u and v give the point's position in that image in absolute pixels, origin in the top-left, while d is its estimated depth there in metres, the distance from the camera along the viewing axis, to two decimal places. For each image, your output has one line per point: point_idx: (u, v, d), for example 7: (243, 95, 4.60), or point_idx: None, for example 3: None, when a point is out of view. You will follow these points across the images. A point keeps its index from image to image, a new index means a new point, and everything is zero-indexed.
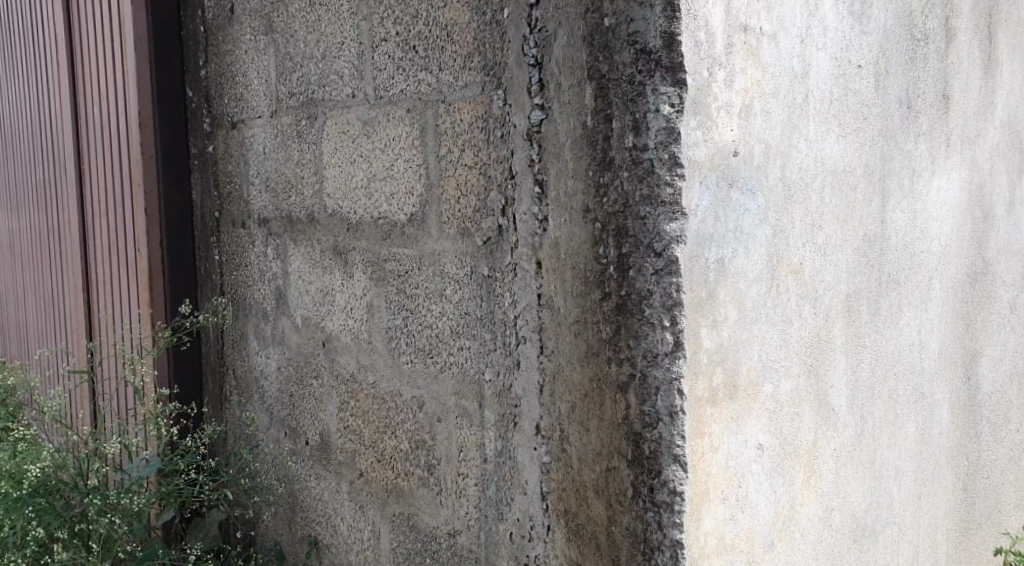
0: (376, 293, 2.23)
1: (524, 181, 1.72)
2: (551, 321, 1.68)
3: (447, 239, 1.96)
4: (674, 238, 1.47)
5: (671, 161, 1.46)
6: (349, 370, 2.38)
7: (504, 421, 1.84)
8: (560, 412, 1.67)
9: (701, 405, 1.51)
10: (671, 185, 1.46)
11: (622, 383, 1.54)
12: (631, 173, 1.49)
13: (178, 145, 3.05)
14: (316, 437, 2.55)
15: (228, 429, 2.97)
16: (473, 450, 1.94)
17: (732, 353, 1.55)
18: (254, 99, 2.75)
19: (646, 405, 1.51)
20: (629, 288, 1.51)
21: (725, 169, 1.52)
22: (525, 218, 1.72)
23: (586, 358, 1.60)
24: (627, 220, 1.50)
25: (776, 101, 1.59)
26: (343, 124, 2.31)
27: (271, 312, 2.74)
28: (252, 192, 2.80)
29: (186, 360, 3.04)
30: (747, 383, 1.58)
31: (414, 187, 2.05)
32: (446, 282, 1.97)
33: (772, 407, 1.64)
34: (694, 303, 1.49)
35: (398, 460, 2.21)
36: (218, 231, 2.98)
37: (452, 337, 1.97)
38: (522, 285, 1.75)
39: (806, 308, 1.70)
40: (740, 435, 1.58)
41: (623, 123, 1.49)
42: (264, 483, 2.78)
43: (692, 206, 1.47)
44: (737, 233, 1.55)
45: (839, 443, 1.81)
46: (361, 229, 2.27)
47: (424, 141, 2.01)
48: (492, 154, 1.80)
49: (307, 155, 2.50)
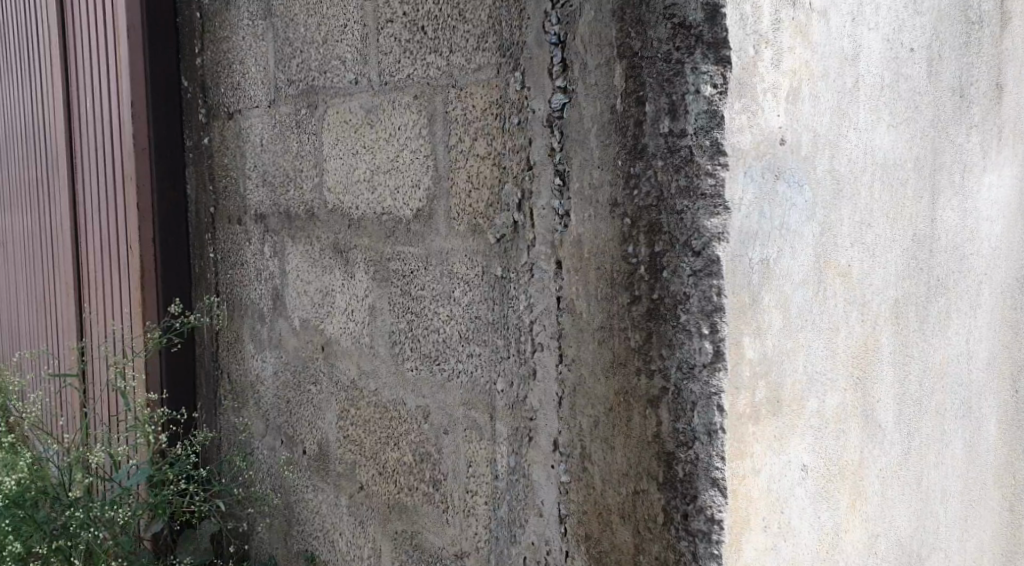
0: (378, 294, 2.07)
1: (544, 172, 1.56)
2: (572, 327, 1.53)
3: (456, 237, 1.80)
4: (714, 235, 1.31)
5: (711, 149, 1.30)
6: (349, 376, 2.22)
7: (517, 435, 1.68)
8: (581, 427, 1.52)
9: (742, 423, 1.35)
10: (712, 175, 1.30)
11: (652, 396, 1.39)
12: (666, 163, 1.34)
13: (173, 137, 2.90)
14: (314, 447, 2.39)
15: (222, 436, 2.81)
16: (483, 466, 1.78)
17: (776, 364, 1.40)
18: (251, 87, 2.60)
19: (680, 421, 1.35)
20: (662, 291, 1.36)
21: (771, 159, 1.36)
22: (544, 212, 1.57)
23: (613, 367, 1.45)
24: (661, 215, 1.35)
25: (826, 85, 1.43)
26: (345, 112, 2.15)
27: (267, 314, 2.59)
28: (248, 186, 2.64)
29: (181, 363, 2.88)
30: (791, 398, 1.43)
31: (421, 180, 1.89)
32: (455, 283, 1.81)
33: (816, 425, 1.48)
34: (736, 308, 1.33)
35: (401, 474, 2.05)
36: (214, 227, 2.83)
37: (460, 343, 1.81)
38: (539, 286, 1.59)
39: (854, 315, 1.55)
40: (783, 456, 1.42)
41: (658, 106, 1.34)
42: (257, 495, 2.62)
43: (735, 199, 1.32)
44: (783, 231, 1.39)
45: (885, 463, 1.65)
46: (364, 225, 2.11)
47: (432, 131, 1.85)
48: (507, 143, 1.65)
49: (307, 146, 2.34)
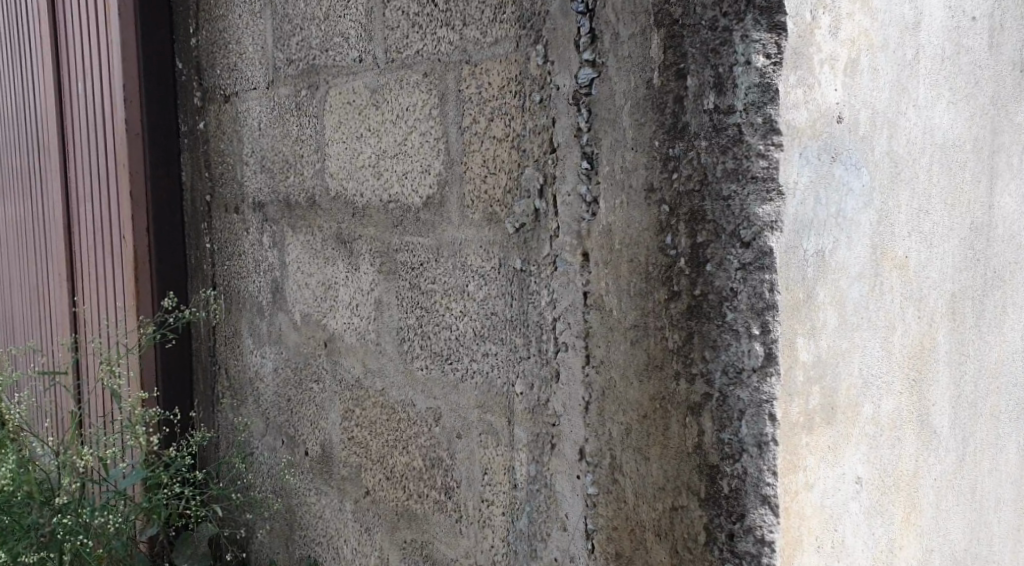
0: (385, 288, 1.93)
1: (568, 155, 1.42)
2: (600, 326, 1.39)
3: (470, 226, 1.66)
4: (766, 224, 1.17)
5: (763, 128, 1.16)
6: (353, 374, 2.08)
7: (538, 442, 1.54)
8: (611, 435, 1.39)
9: (795, 433, 1.21)
10: (764, 156, 1.16)
11: (693, 403, 1.25)
12: (711, 143, 1.20)
13: (167, 120, 2.75)
14: (317, 448, 2.25)
15: (220, 435, 2.68)
16: (500, 475, 1.64)
17: (831, 367, 1.26)
18: (248, 68, 2.45)
19: (725, 431, 1.22)
20: (705, 286, 1.22)
21: (828, 138, 1.22)
22: (569, 199, 1.43)
23: (648, 370, 1.31)
24: (704, 202, 1.21)
25: (886, 56, 1.29)
26: (348, 92, 2.00)
27: (266, 308, 2.45)
28: (245, 173, 2.50)
29: (176, 360, 2.75)
30: (846, 404, 1.29)
31: (431, 165, 1.75)
32: (469, 277, 1.67)
33: (872, 433, 1.34)
34: (789, 306, 1.19)
35: (410, 480, 1.91)
36: (210, 216, 2.69)
37: (475, 341, 1.68)
38: (563, 281, 1.45)
39: (910, 311, 1.41)
40: (837, 468, 1.28)
41: (701, 79, 1.20)
42: (256, 497, 2.49)
43: (790, 183, 1.17)
44: (840, 218, 1.25)
45: (940, 471, 1.51)
46: (369, 213, 1.97)
47: (443, 112, 1.71)
48: (527, 124, 1.50)
49: (307, 130, 2.20)
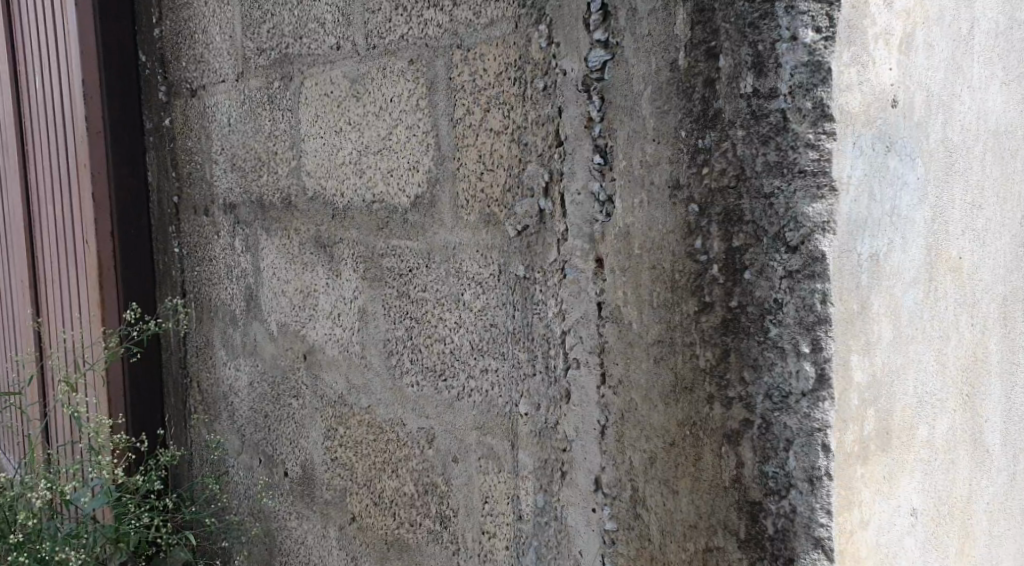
0: (370, 296, 1.76)
1: (577, 149, 1.26)
2: (617, 342, 1.23)
3: (465, 229, 1.49)
4: (817, 225, 1.02)
5: (813, 114, 1.01)
6: (336, 389, 1.90)
7: (546, 470, 1.37)
8: (632, 464, 1.23)
9: (849, 465, 1.06)
10: (814, 147, 1.01)
11: (730, 431, 1.10)
12: (750, 132, 1.04)
13: (130, 118, 2.57)
14: (297, 469, 2.07)
15: (193, 453, 2.50)
16: (502, 505, 1.47)
17: (885, 386, 1.11)
18: (214, 59, 2.27)
19: (769, 464, 1.07)
20: (743, 297, 1.07)
21: (882, 124, 1.06)
22: (578, 198, 1.27)
23: (675, 392, 1.16)
24: (742, 200, 1.06)
25: (941, 30, 1.13)
26: (325, 83, 1.83)
27: (240, 318, 2.27)
28: (215, 172, 2.31)
29: (146, 382, 2.57)
30: (900, 426, 1.14)
31: (420, 161, 1.58)
32: (464, 284, 1.50)
33: (926, 458, 1.19)
34: (844, 319, 1.04)
35: (400, 507, 1.73)
36: (178, 219, 2.50)
37: (472, 355, 1.51)
38: (573, 290, 1.29)
39: (963, 318, 1.25)
40: (892, 501, 1.13)
41: (737, 59, 1.05)
42: (233, 521, 2.31)
43: (843, 178, 1.02)
44: (894, 217, 1.09)
45: (992, 493, 1.35)
46: (351, 215, 1.79)
47: (432, 102, 1.54)
48: (528, 114, 1.34)
49: (281, 124, 2.02)
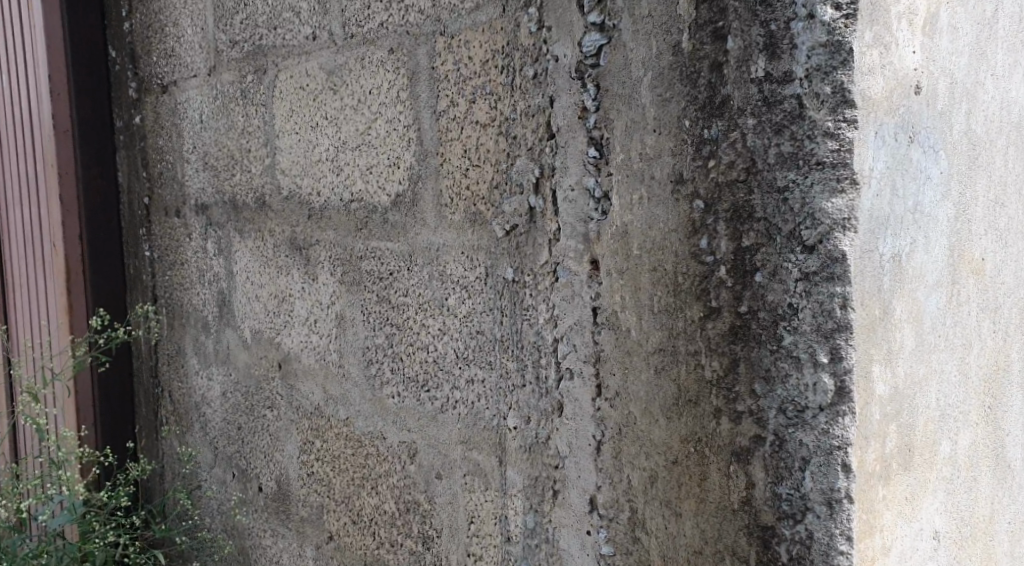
0: (349, 301, 1.65)
1: (571, 142, 1.16)
2: (614, 350, 1.14)
3: (449, 229, 1.39)
4: (836, 222, 0.92)
5: (832, 99, 0.91)
6: (313, 401, 1.80)
7: (537, 488, 1.27)
8: (631, 483, 1.13)
9: (870, 485, 0.97)
10: (833, 136, 0.92)
11: (738, 448, 1.01)
12: (762, 120, 0.95)
13: (99, 116, 2.46)
14: (271, 484, 1.96)
15: (166, 466, 2.38)
16: (488, 525, 1.37)
17: (907, 399, 1.01)
18: (186, 52, 2.16)
19: (783, 485, 0.97)
20: (754, 302, 0.97)
21: (905, 112, 0.97)
22: (572, 195, 1.17)
23: (678, 406, 1.06)
24: (753, 195, 0.96)
25: (965, 11, 1.04)
26: (301, 76, 1.73)
27: (212, 324, 2.16)
28: (187, 171, 2.21)
29: (115, 387, 2.46)
30: (922, 443, 1.04)
31: (401, 157, 1.48)
32: (448, 288, 1.40)
33: (949, 476, 1.10)
34: (865, 326, 0.94)
35: (380, 526, 1.62)
36: (149, 221, 2.39)
37: (457, 365, 1.41)
38: (566, 294, 1.20)
39: (985, 324, 1.16)
40: (914, 524, 1.04)
41: (747, 40, 0.95)
42: (207, 537, 2.21)
43: (865, 170, 0.93)
44: (916, 214, 1.00)
45: (1015, 512, 1.25)
46: (327, 215, 1.69)
47: (414, 94, 1.44)
48: (517, 104, 1.24)
49: (254, 120, 1.91)
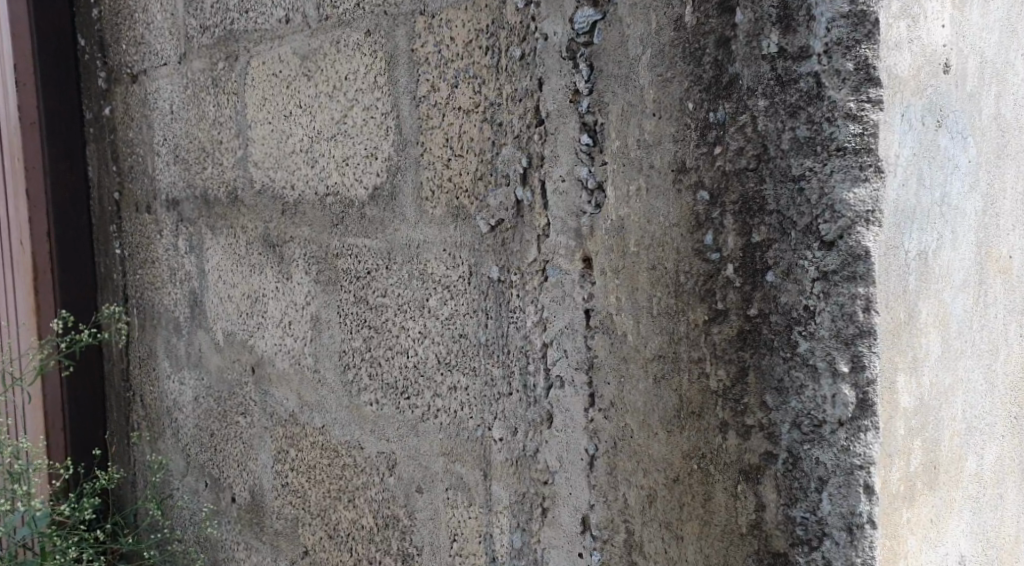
0: (324, 302, 1.55)
1: (561, 128, 1.06)
2: (610, 356, 1.04)
3: (430, 224, 1.29)
4: (859, 215, 0.82)
5: (854, 77, 0.82)
6: (287, 407, 1.69)
7: (524, 505, 1.18)
8: (628, 502, 1.03)
9: (894, 508, 0.87)
10: (856, 118, 0.82)
11: (747, 466, 0.91)
12: (774, 102, 0.85)
13: (68, 106, 2.34)
14: (245, 495, 1.86)
15: (138, 474, 2.28)
16: (472, 544, 1.27)
17: (933, 412, 0.92)
18: (155, 39, 2.05)
19: (798, 508, 0.88)
20: (765, 304, 0.88)
21: (933, 93, 0.87)
22: (562, 186, 1.07)
23: (680, 419, 0.96)
24: (764, 186, 0.87)
25: None
26: (273, 62, 1.62)
27: (184, 326, 2.05)
28: (157, 165, 2.10)
29: (86, 396, 2.36)
30: (948, 459, 0.94)
31: (379, 147, 1.38)
32: (429, 288, 1.30)
33: (975, 494, 1.00)
34: (890, 331, 0.85)
35: (357, 542, 1.52)
36: (119, 217, 2.28)
37: (438, 371, 1.30)
38: (556, 295, 1.10)
39: (1014, 327, 1.05)
40: (939, 549, 0.94)
41: (758, 13, 0.86)
42: (180, 549, 2.10)
43: (891, 156, 0.83)
44: (944, 206, 0.90)
45: None
46: (302, 210, 1.58)
47: (393, 79, 1.34)
48: (503, 88, 1.14)
49: (226, 110, 1.81)
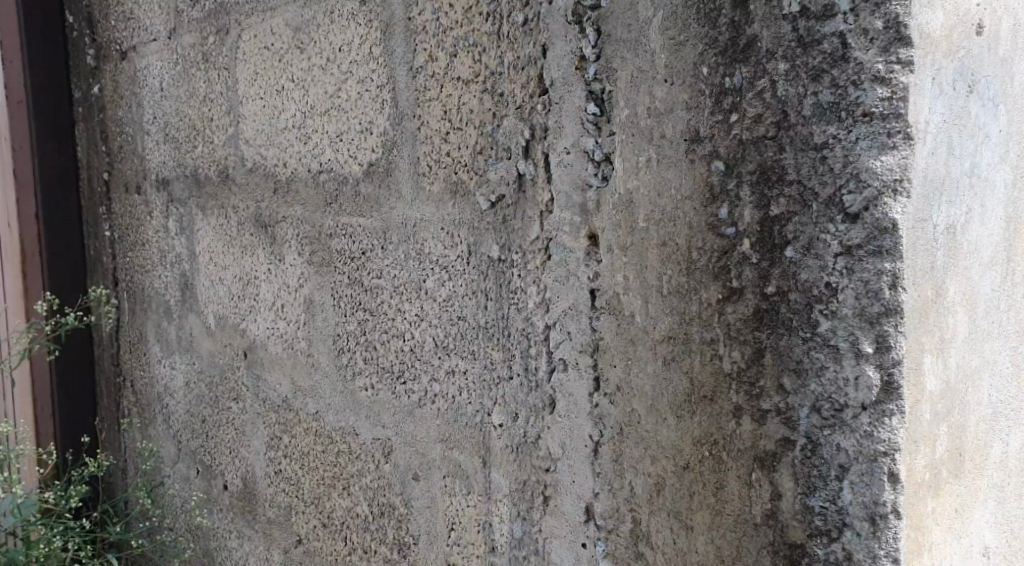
0: (318, 284, 1.50)
1: (566, 97, 1.01)
2: (616, 338, 0.99)
3: (427, 202, 1.24)
4: (886, 185, 0.77)
5: (883, 37, 0.76)
6: (280, 393, 1.64)
7: (525, 494, 1.13)
8: (635, 491, 0.98)
9: (920, 498, 0.82)
10: (885, 81, 0.77)
11: (763, 452, 0.86)
12: (796, 65, 0.80)
13: (56, 84, 2.27)
14: (237, 483, 1.81)
15: (128, 462, 2.23)
16: (470, 534, 1.22)
17: (960, 396, 0.86)
18: (144, 14, 1.98)
19: (817, 497, 0.83)
20: (784, 281, 0.83)
21: (964, 56, 0.82)
22: (567, 159, 1.02)
23: (691, 403, 0.91)
24: (784, 155, 0.82)
25: None
26: (265, 35, 1.56)
27: (175, 310, 2.00)
28: (147, 144, 2.04)
29: (76, 382, 2.30)
30: (974, 446, 0.89)
31: (374, 121, 1.32)
32: (426, 268, 1.25)
33: (1000, 483, 0.94)
34: (917, 309, 0.79)
35: (351, 531, 1.47)
36: (109, 198, 2.22)
37: (435, 354, 1.25)
38: (560, 273, 1.04)
39: None
40: (964, 541, 0.89)
41: None
42: (170, 538, 2.06)
43: (920, 122, 0.77)
44: (974, 177, 0.85)
45: None
46: (295, 188, 1.53)
47: (390, 50, 1.28)
48: (504, 57, 1.09)
49: (217, 86, 1.75)
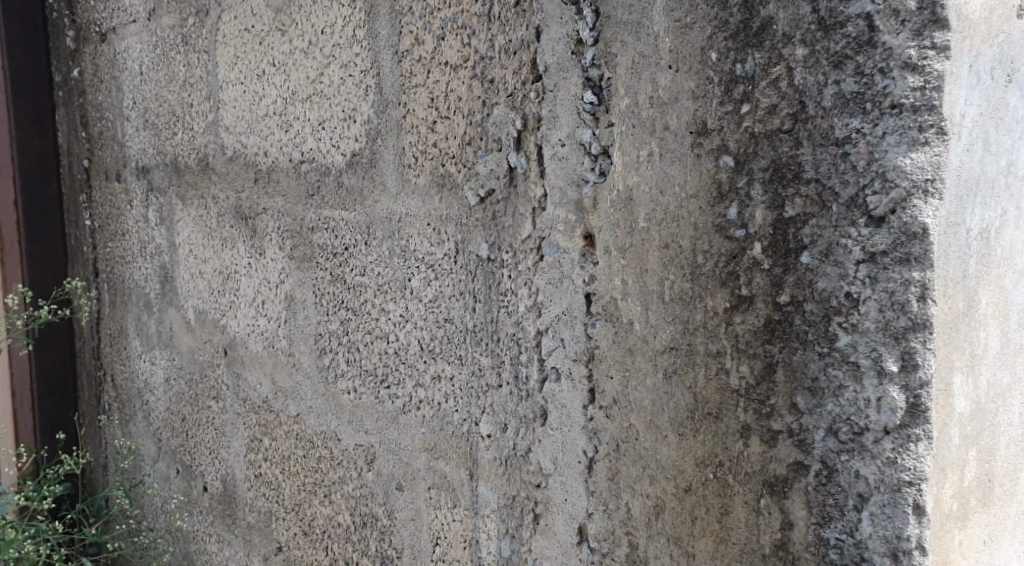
0: (299, 280, 1.41)
1: (561, 84, 0.93)
2: (613, 347, 0.91)
3: (412, 195, 1.15)
4: (916, 185, 0.69)
5: (916, 19, 0.68)
6: (261, 392, 1.56)
7: (515, 510, 1.05)
8: (633, 513, 0.91)
9: (947, 531, 0.74)
10: (917, 68, 0.68)
11: (773, 477, 0.78)
12: (816, 50, 0.72)
13: (35, 68, 2.18)
14: (216, 485, 1.73)
15: (108, 459, 2.15)
16: (456, 550, 1.14)
17: (990, 417, 0.79)
18: None
19: (832, 528, 0.75)
20: (799, 290, 0.75)
21: (1003, 41, 0.73)
22: (562, 151, 0.94)
23: (694, 421, 0.84)
24: (802, 150, 0.74)
25: None
26: (246, 16, 1.48)
27: (154, 303, 1.92)
28: (126, 130, 1.95)
29: (55, 374, 2.23)
30: (1003, 471, 0.81)
31: (358, 108, 1.24)
32: (412, 266, 1.17)
33: None
34: (948, 323, 0.71)
35: (333, 540, 1.39)
36: (89, 186, 2.13)
37: (421, 359, 1.17)
38: (554, 275, 0.96)
39: None
40: None
41: None
42: (150, 539, 1.98)
43: (955, 115, 0.69)
44: (1009, 177, 0.77)
45: None
46: (276, 178, 1.44)
47: (375, 32, 1.19)
48: (496, 40, 1.01)
49: (196, 70, 1.67)
